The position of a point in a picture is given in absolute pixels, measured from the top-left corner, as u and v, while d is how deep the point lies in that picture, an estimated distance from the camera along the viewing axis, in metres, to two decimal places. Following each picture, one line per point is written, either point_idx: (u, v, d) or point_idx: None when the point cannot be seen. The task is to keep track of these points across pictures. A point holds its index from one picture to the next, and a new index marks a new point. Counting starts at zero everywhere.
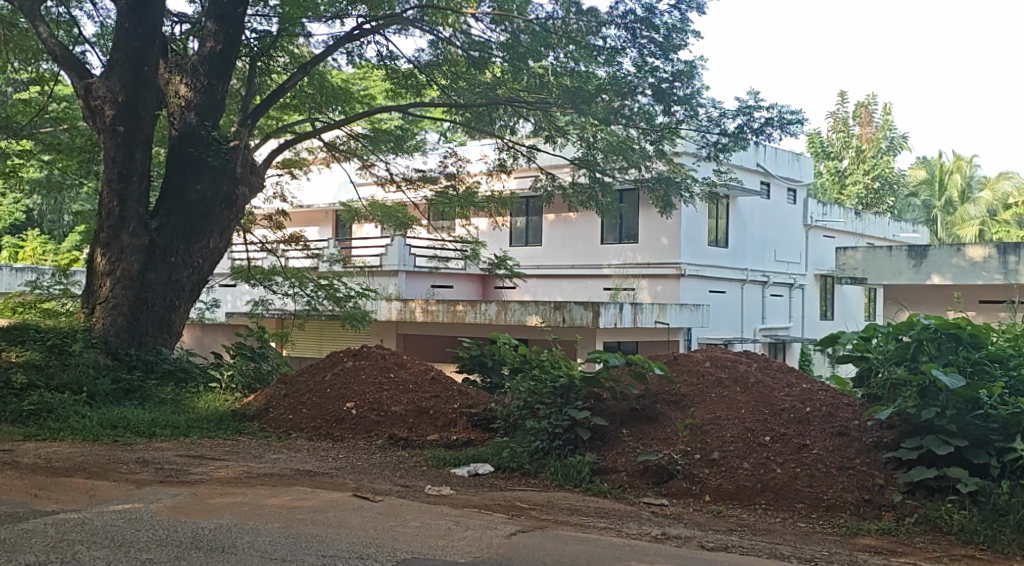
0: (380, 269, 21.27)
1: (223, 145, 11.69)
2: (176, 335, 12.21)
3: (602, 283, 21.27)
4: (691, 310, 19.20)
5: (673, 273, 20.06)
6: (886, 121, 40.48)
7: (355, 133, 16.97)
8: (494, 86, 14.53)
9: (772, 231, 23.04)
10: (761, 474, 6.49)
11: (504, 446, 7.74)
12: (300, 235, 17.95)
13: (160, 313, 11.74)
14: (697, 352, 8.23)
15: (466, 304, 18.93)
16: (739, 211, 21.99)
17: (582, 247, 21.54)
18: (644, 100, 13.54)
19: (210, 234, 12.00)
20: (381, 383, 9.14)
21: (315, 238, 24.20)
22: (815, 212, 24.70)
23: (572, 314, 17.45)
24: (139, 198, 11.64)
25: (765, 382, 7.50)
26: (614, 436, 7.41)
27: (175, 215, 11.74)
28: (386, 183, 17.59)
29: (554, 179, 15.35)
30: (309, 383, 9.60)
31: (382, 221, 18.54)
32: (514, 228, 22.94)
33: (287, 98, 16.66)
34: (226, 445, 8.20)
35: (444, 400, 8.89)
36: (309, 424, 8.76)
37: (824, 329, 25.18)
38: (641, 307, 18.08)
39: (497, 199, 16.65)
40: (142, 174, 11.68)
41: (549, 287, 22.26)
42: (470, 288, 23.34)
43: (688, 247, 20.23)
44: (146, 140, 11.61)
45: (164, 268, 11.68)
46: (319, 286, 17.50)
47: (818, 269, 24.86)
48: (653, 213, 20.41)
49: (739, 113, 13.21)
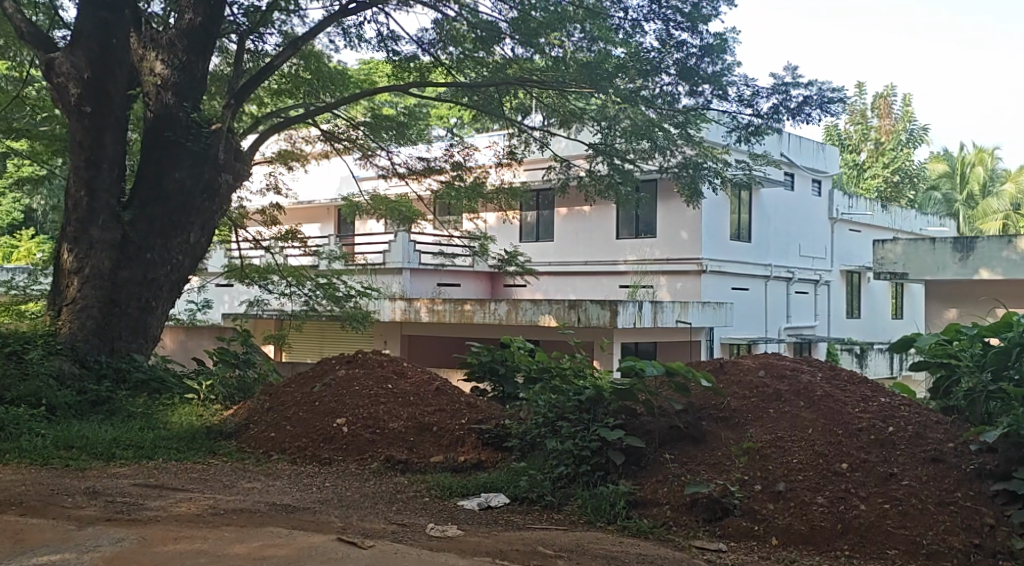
0: (382, 267, 20.10)
1: (204, 128, 10.52)
2: (153, 340, 11.02)
3: (618, 281, 20.02)
4: (715, 308, 17.97)
5: (695, 269, 18.83)
6: (906, 113, 39.21)
7: (354, 121, 15.80)
8: (504, 65, 13.31)
9: (796, 224, 21.79)
10: (840, 513, 5.30)
11: (521, 471, 6.53)
12: (296, 231, 16.74)
13: (135, 316, 10.56)
14: (748, 359, 7.01)
15: (474, 304, 17.70)
16: (763, 203, 20.73)
17: (596, 242, 20.30)
18: (666, 81, 12.44)
19: (190, 228, 10.80)
20: (376, 395, 7.91)
21: (315, 235, 23.05)
22: (841, 205, 23.36)
23: (587, 313, 16.22)
24: (114, 187, 10.45)
25: (834, 394, 6.28)
26: (654, 460, 6.20)
27: (150, 206, 10.55)
28: (388, 174, 16.32)
29: (569, 167, 14.12)
30: (295, 395, 8.38)
31: (386, 215, 17.31)
32: (524, 223, 21.72)
33: (279, 82, 15.47)
34: (195, 472, 6.99)
35: (449, 415, 7.68)
36: (292, 444, 7.53)
37: (851, 328, 23.93)
38: (662, 306, 16.85)
39: (507, 190, 15.52)
40: (115, 161, 10.49)
41: (562, 286, 21.02)
42: (478, 286, 22.11)
43: (710, 242, 19.00)
44: (118, 123, 10.39)
45: (138, 265, 10.49)
46: (317, 285, 16.27)
47: (845, 265, 23.60)
48: (672, 206, 19.20)
49: (774, 91, 11.98)
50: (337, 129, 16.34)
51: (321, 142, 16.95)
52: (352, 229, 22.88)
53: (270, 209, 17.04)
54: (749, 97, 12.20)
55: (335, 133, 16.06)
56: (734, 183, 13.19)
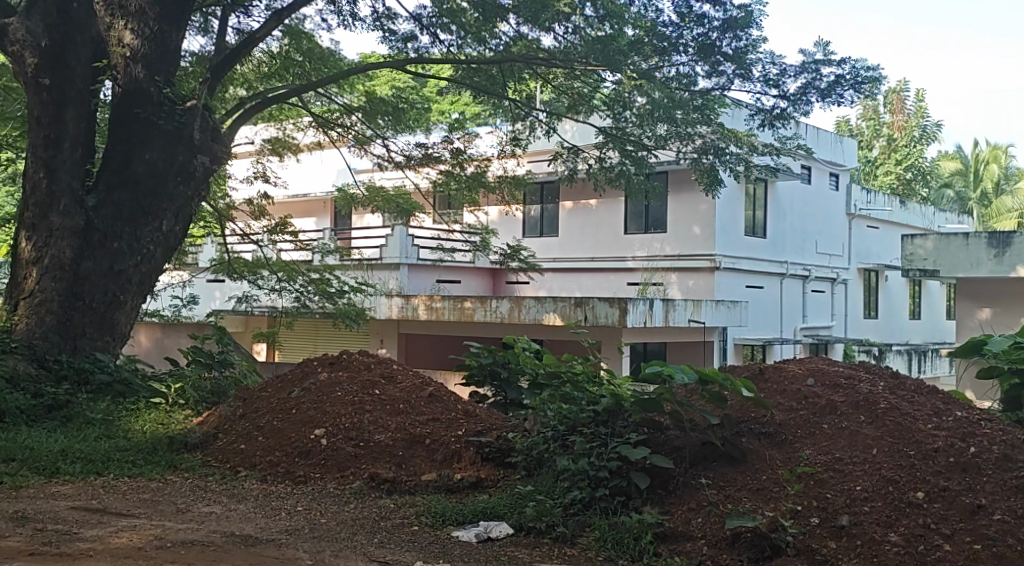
0: (379, 262, 19.10)
1: (178, 106, 9.67)
2: (122, 338, 10.06)
3: (627, 278, 19.04)
4: (729, 307, 16.98)
5: (708, 266, 17.86)
6: (918, 109, 38.18)
7: (348, 106, 14.81)
8: (507, 43, 12.35)
9: (813, 219, 20.79)
10: (919, 555, 4.33)
11: (527, 495, 5.55)
12: (288, 223, 15.73)
13: (100, 311, 9.62)
14: (792, 364, 6.05)
15: (475, 301, 16.71)
16: (779, 197, 19.72)
17: (603, 237, 19.31)
18: (678, 61, 11.43)
19: (162, 216, 9.85)
20: (360, 402, 6.93)
21: (309, 229, 22.04)
22: (859, 200, 22.29)
23: (595, 311, 15.25)
24: (78, 169, 9.55)
25: (900, 407, 5.31)
26: (684, 484, 5.22)
27: (117, 190, 9.66)
28: (383, 164, 15.28)
29: (578, 154, 13.15)
30: (270, 401, 7.41)
31: (382, 207, 16.34)
32: (527, 217, 20.68)
33: (270, 64, 14.50)
34: (147, 494, 6.00)
35: (443, 426, 6.71)
36: (263, 458, 6.52)
37: (868, 328, 22.95)
38: (674, 304, 15.86)
39: (511, 181, 14.54)
40: (80, 141, 9.58)
41: (566, 283, 20.02)
42: (478, 284, 21.09)
43: (724, 238, 18.02)
44: (81, 98, 9.43)
45: (104, 256, 9.58)
46: (309, 280, 15.27)
47: (862, 263, 22.60)
48: (683, 199, 18.23)
49: (804, 69, 11.02)
50: (330, 115, 15.36)
51: (313, 129, 15.97)
52: (348, 223, 21.86)
53: (257, 199, 16.03)
54: (774, 77, 11.22)
55: (327, 118, 15.10)
56: (756, 171, 12.13)
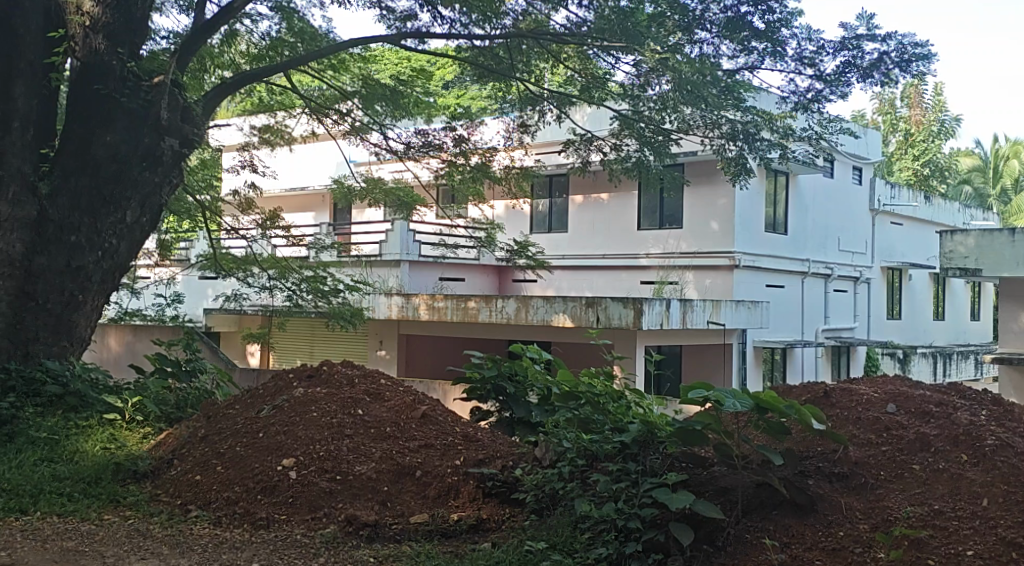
0: (378, 259, 18.01)
1: (143, 82, 8.68)
2: (82, 343, 9.06)
3: (640, 277, 17.94)
4: (750, 308, 15.89)
5: (727, 264, 16.76)
6: (937, 102, 36.96)
7: (343, 90, 13.74)
8: (513, 20, 11.28)
9: (837, 215, 19.67)
10: None
11: (539, 549, 4.44)
12: (280, 215, 14.64)
13: (56, 313, 8.65)
14: (862, 387, 5.00)
15: (479, 300, 15.65)
16: (801, 191, 18.60)
17: (614, 233, 18.23)
18: (700, 39, 10.24)
19: (127, 206, 8.81)
20: (339, 425, 5.84)
21: (306, 225, 20.94)
22: (884, 195, 21.15)
23: (608, 312, 14.15)
24: (31, 153, 8.59)
25: (1012, 445, 4.24)
26: (738, 539, 4.12)
27: (75, 176, 8.63)
28: (381, 154, 14.17)
29: (591, 141, 12.05)
30: (236, 423, 6.33)
31: (380, 201, 15.25)
32: (535, 212, 19.59)
33: (258, 45, 13.43)
34: (73, 542, 4.94)
35: (438, 455, 5.62)
36: (220, 495, 5.45)
37: (892, 330, 21.82)
38: (692, 304, 14.77)
39: (519, 171, 13.46)
40: (33, 122, 8.62)
41: (576, 281, 18.92)
42: (483, 282, 19.97)
43: (743, 234, 16.91)
44: (31, 71, 8.54)
45: (60, 251, 8.58)
46: (302, 278, 14.00)
47: (887, 261, 21.46)
48: (701, 192, 17.13)
49: (844, 46, 9.83)
50: (324, 101, 14.31)
51: (305, 116, 14.91)
52: (346, 217, 20.74)
53: (246, 192, 14.96)
54: (809, 56, 10.05)
55: (321, 104, 14.05)
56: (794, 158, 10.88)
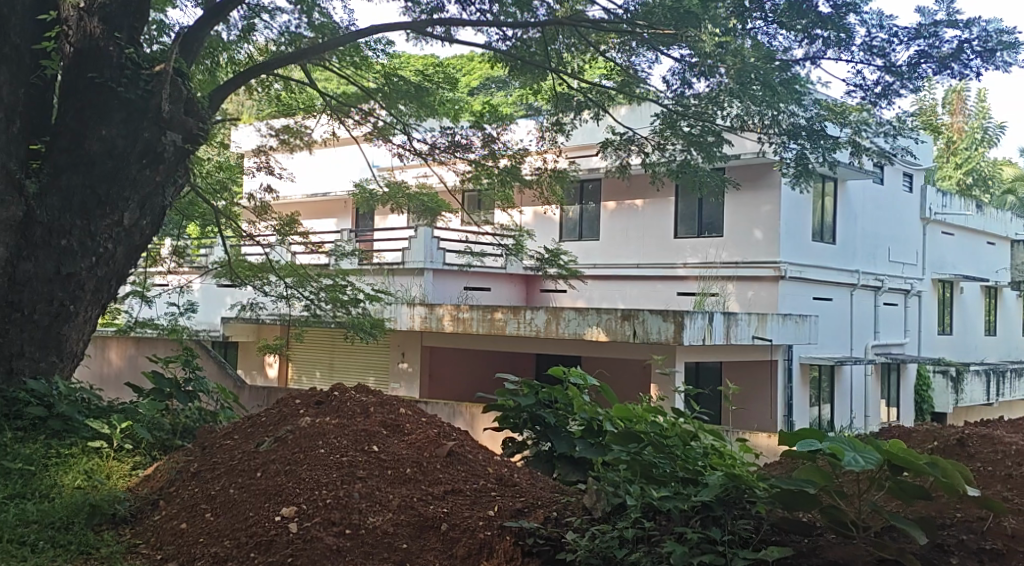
0: (401, 267, 17.15)
1: (143, 70, 7.89)
2: (74, 357, 8.24)
3: (677, 287, 16.93)
4: (797, 321, 14.85)
5: (771, 275, 15.72)
6: (981, 110, 35.61)
7: (366, 87, 12.86)
8: (549, 7, 10.34)
9: (886, 224, 18.57)
10: None
11: None
12: (298, 221, 13.77)
13: (43, 324, 7.83)
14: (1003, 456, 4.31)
15: (507, 312, 14.72)
16: (849, 198, 17.55)
17: (650, 241, 17.25)
18: (757, 26, 9.27)
19: (125, 207, 7.97)
20: (350, 465, 4.91)
21: (327, 232, 20.08)
22: (935, 203, 20.03)
23: (646, 325, 13.17)
24: (17, 148, 7.72)
25: None
26: None
27: (67, 174, 7.81)
28: (405, 156, 13.26)
29: (632, 140, 11.07)
30: (232, 459, 5.44)
31: (404, 206, 14.36)
32: (565, 219, 18.65)
33: (277, 40, 12.59)
34: None
35: (468, 505, 4.67)
36: (206, 551, 4.54)
37: (942, 346, 20.67)
38: (736, 318, 13.75)
39: (552, 174, 12.50)
40: (20, 113, 7.78)
41: (608, 292, 17.97)
42: (510, 292, 19.04)
43: (789, 243, 15.87)
44: (19, 56, 7.74)
45: (49, 255, 7.75)
46: (320, 286, 13.04)
47: (937, 273, 20.35)
48: (744, 198, 16.13)
49: (918, 35, 8.82)
50: (345, 99, 13.45)
51: (327, 117, 14.12)
52: (368, 224, 19.88)
53: (262, 196, 14.13)
54: (879, 45, 9.03)
55: (343, 103, 13.21)
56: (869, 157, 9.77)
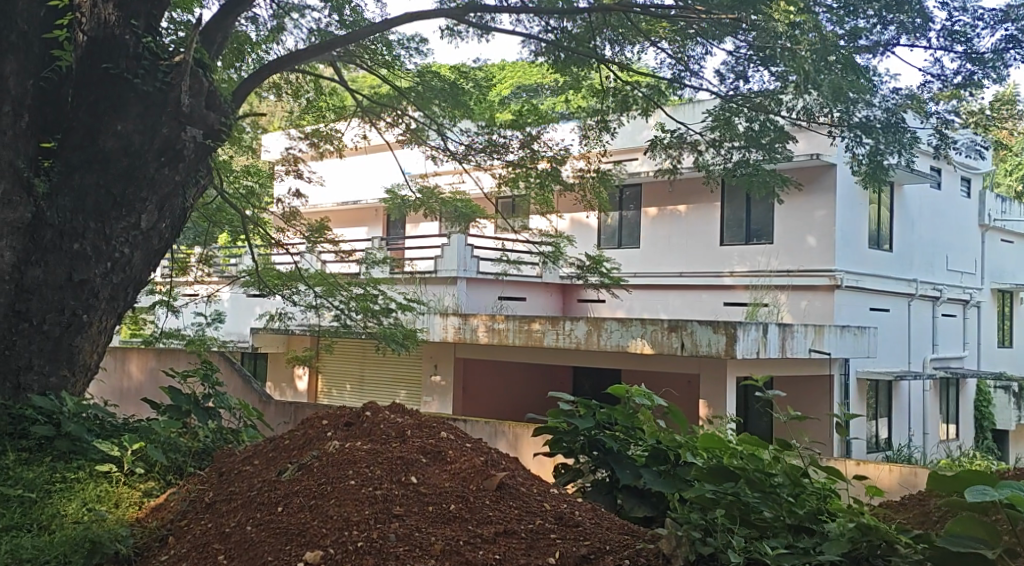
0: (434, 276, 16.50)
1: (162, 61, 7.31)
2: (86, 370, 7.64)
3: (724, 297, 16.12)
4: (855, 333, 14.05)
5: (826, 284, 14.86)
6: None
7: (399, 87, 12.23)
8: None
9: (943, 230, 17.65)
10: None
11: None
12: (329, 227, 13.17)
13: (54, 334, 7.24)
14: None
15: (545, 322, 14.01)
16: (905, 203, 16.67)
17: (694, 249, 16.48)
18: (822, 11, 8.45)
19: (141, 209, 7.38)
20: (385, 500, 4.23)
21: (358, 240, 19.47)
22: (994, 209, 19.04)
23: (694, 337, 12.37)
24: (25, 144, 7.06)
25: None
26: None
27: (80, 173, 7.21)
28: (440, 158, 12.60)
29: (684, 139, 10.31)
30: (250, 489, 4.78)
31: (438, 212, 13.69)
32: (605, 225, 17.91)
33: (306, 37, 12.01)
34: None
35: (525, 551, 3.95)
36: None
37: (1001, 359, 19.64)
38: (792, 330, 12.95)
39: (597, 176, 11.78)
40: (30, 106, 7.15)
41: (650, 302, 17.20)
42: (546, 302, 18.34)
43: (845, 249, 15.02)
44: (28, 45, 7.16)
45: (60, 260, 7.15)
46: (350, 295, 12.40)
47: (996, 282, 19.37)
48: (795, 204, 15.32)
49: (1006, 17, 8.02)
50: (377, 101, 12.84)
51: (358, 120, 13.55)
52: (400, 232, 19.26)
53: (291, 202, 13.56)
54: (961, 29, 8.24)
55: (376, 105, 12.61)
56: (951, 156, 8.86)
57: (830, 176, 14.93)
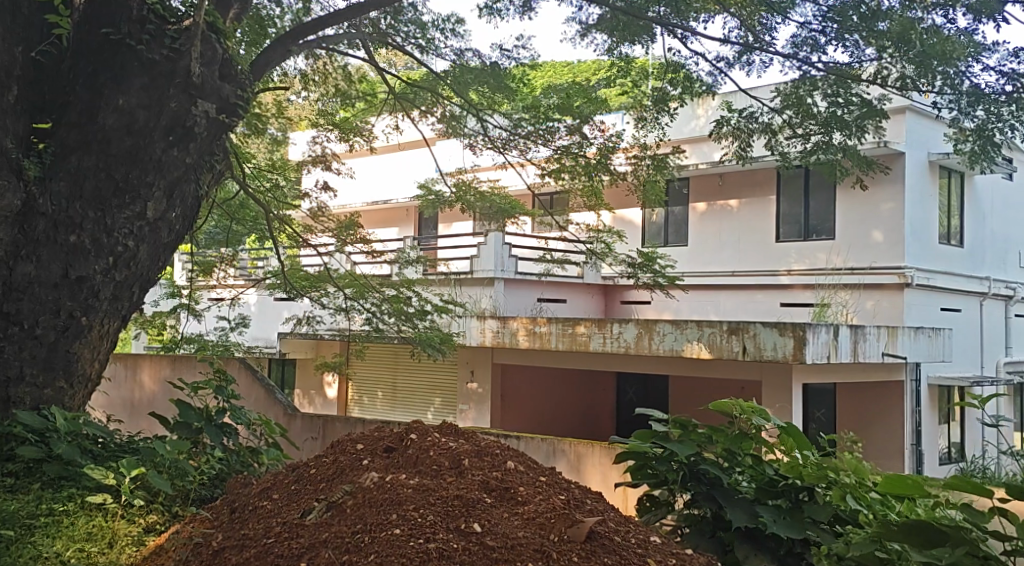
0: (470, 276, 15.48)
1: (169, 25, 6.38)
2: (85, 381, 6.70)
3: (781, 297, 14.99)
4: (931, 336, 12.87)
5: (895, 282, 13.69)
6: None
7: (434, 70, 11.22)
8: None
9: (1017, 224, 16.38)
10: None
11: None
12: (358, 224, 12.19)
13: (50, 339, 6.33)
14: None
15: (591, 325, 12.96)
16: (977, 194, 15.45)
17: (749, 246, 15.36)
18: None
19: (147, 196, 6.45)
20: None
21: (390, 242, 18.45)
22: None
23: (759, 340, 11.21)
24: (14, 122, 6.22)
25: None
26: None
27: (78, 154, 6.28)
28: (479, 148, 11.57)
29: (754, 118, 9.20)
30: (268, 535, 3.81)
31: (476, 209, 12.66)
32: (651, 222, 16.80)
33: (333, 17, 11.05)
34: None
35: None
36: None
37: None
38: (864, 332, 11.82)
39: (652, 163, 10.68)
40: (17, 77, 6.25)
41: (701, 304, 16.08)
42: (588, 304, 17.26)
43: (915, 244, 13.85)
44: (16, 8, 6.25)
45: (55, 255, 6.23)
46: (382, 297, 11.39)
47: None
48: (859, 196, 14.18)
49: None
50: (410, 87, 11.85)
51: (390, 109, 12.57)
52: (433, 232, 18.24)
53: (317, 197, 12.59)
54: None
55: (409, 92, 11.63)
56: None
57: (899, 165, 13.77)
